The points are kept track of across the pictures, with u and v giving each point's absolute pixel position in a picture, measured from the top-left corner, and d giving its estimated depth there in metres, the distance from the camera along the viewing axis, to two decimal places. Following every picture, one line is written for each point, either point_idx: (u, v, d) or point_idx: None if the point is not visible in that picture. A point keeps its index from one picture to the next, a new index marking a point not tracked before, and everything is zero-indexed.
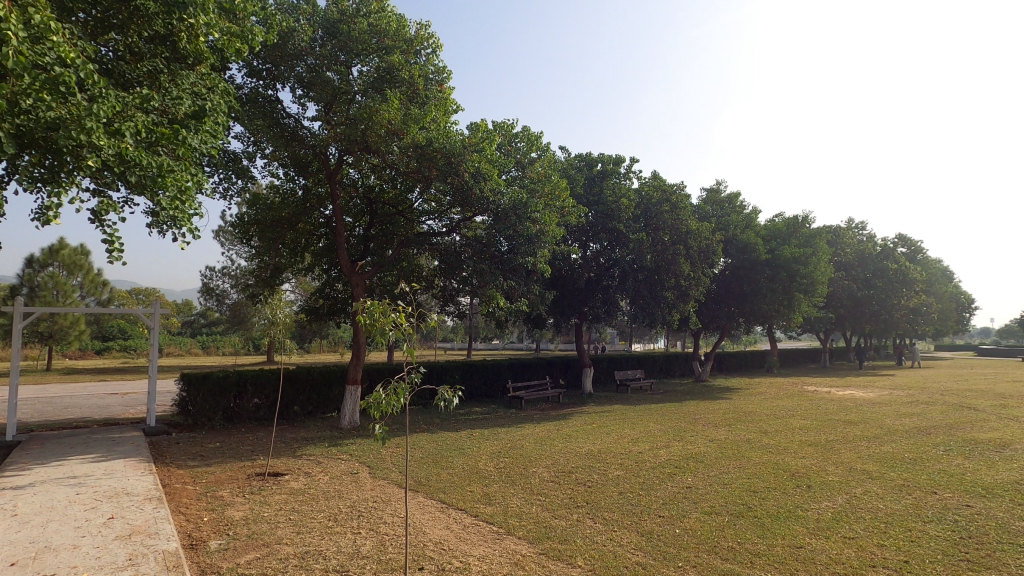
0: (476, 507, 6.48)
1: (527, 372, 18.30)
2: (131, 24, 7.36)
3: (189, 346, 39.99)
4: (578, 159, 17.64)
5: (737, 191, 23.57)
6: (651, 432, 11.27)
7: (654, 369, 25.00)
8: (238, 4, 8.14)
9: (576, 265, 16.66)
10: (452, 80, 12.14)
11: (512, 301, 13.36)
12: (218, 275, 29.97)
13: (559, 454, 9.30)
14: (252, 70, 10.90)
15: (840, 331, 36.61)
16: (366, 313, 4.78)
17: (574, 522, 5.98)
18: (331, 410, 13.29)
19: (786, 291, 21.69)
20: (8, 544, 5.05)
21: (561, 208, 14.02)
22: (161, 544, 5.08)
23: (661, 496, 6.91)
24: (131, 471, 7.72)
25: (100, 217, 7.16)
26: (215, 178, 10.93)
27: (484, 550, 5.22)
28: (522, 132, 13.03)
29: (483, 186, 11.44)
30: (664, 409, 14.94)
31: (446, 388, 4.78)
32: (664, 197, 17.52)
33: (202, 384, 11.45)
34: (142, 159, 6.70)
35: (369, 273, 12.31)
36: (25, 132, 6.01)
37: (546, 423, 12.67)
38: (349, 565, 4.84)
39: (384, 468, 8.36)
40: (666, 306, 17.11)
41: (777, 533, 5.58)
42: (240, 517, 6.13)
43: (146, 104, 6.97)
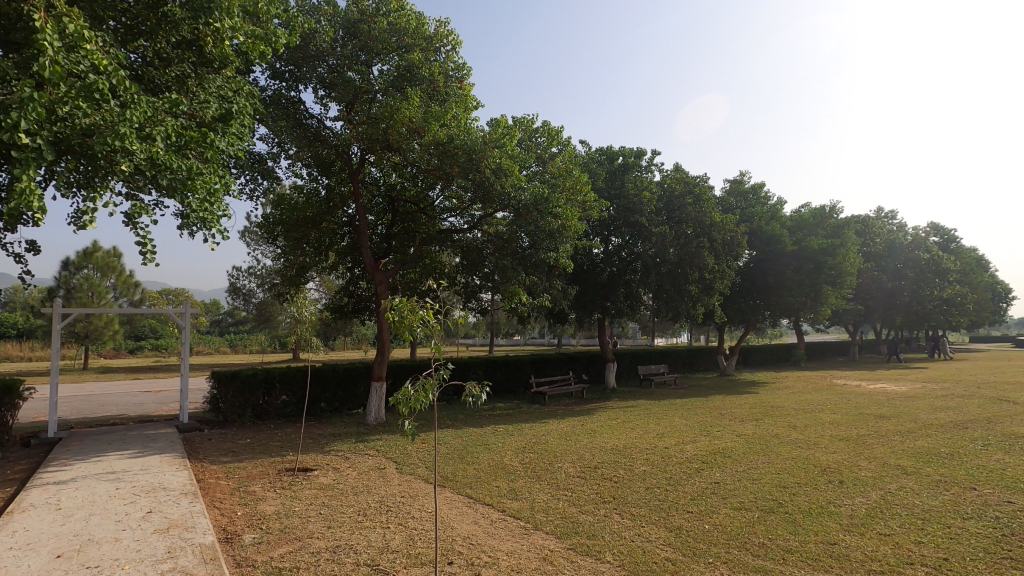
0: (503, 503, 6.50)
1: (550, 368, 18.28)
2: (159, 31, 7.58)
3: (217, 345, 40.95)
4: (599, 153, 17.57)
5: (761, 182, 23.22)
6: (676, 428, 11.15)
7: (678, 363, 24.73)
8: (261, 8, 8.25)
9: (598, 259, 16.57)
10: (472, 77, 12.14)
11: (535, 297, 13.34)
12: (244, 275, 30.49)
13: (584, 449, 9.29)
14: (275, 72, 11.05)
15: (870, 324, 35.73)
16: (395, 309, 4.83)
17: (601, 518, 5.97)
18: (357, 407, 13.47)
19: (813, 283, 21.20)
20: (54, 537, 5.24)
21: (583, 203, 13.95)
22: (197, 538, 5.21)
23: (689, 491, 6.84)
24: (166, 467, 7.94)
25: (133, 220, 7.33)
26: (241, 180, 11.12)
27: (511, 545, 5.24)
28: (542, 127, 12.90)
29: (504, 181, 11.39)
30: (689, 404, 14.79)
31: (474, 384, 4.76)
32: (688, 189, 17.31)
33: (232, 381, 11.71)
34: (172, 162, 6.86)
35: (393, 271, 12.43)
36: (62, 139, 6.17)
37: (570, 418, 12.65)
38: (380, 559, 4.91)
39: (411, 464, 8.44)
40: (691, 299, 16.92)
41: (810, 530, 5.49)
42: (273, 512, 6.26)
43: (175, 108, 7.12)
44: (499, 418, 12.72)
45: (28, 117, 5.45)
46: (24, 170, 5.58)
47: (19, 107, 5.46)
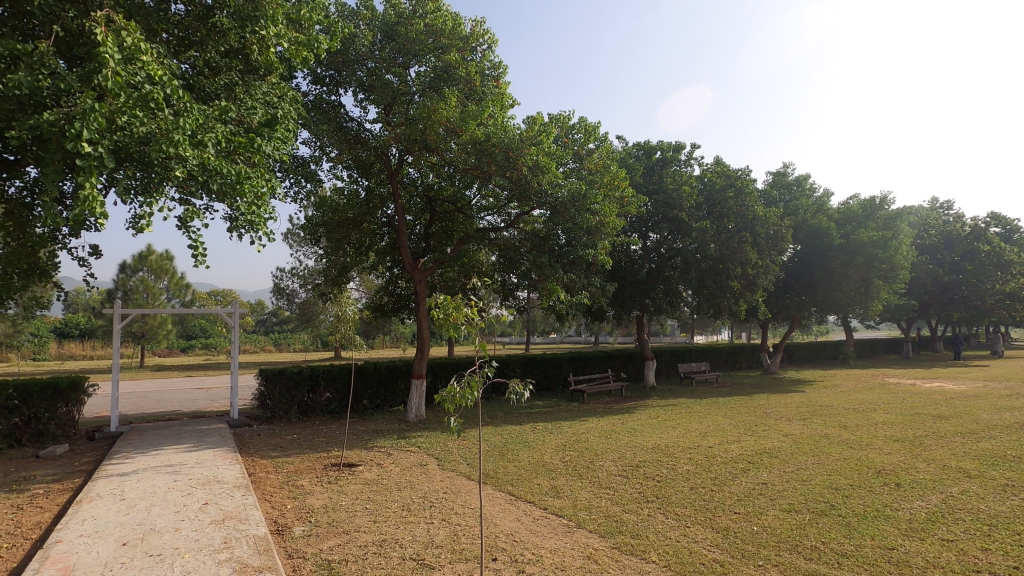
0: (545, 500, 6.50)
1: (589, 365, 18.16)
2: (209, 41, 7.93)
3: (263, 344, 42.35)
4: (636, 148, 17.38)
5: (806, 174, 22.51)
6: (720, 427, 10.90)
7: (720, 360, 24.18)
8: (304, 14, 8.45)
9: (636, 256, 16.50)
10: (509, 75, 12.14)
11: (573, 294, 13.24)
12: (287, 276, 31.35)
13: (626, 447, 9.20)
14: (316, 77, 11.33)
15: (924, 321, 34.11)
16: (439, 306, 4.87)
17: (645, 517, 5.89)
18: (399, 404, 13.70)
19: (863, 277, 20.30)
20: (120, 525, 5.52)
21: (620, 199, 13.81)
22: (251, 530, 5.39)
23: (736, 492, 6.69)
24: (220, 461, 8.26)
25: (185, 224, 7.61)
26: (286, 183, 11.42)
27: (555, 542, 5.24)
28: (579, 122, 12.77)
29: (542, 179, 11.33)
30: (733, 403, 14.45)
31: (517, 381, 4.73)
32: (729, 182, 16.86)
33: (278, 379, 12.10)
34: (222, 167, 7.12)
35: (432, 269, 12.59)
36: (122, 147, 6.48)
37: (609, 416, 12.56)
38: (425, 554, 4.97)
39: (453, 460, 8.54)
40: (732, 295, 16.54)
41: (865, 534, 5.28)
42: (320, 506, 6.43)
43: (224, 115, 7.38)
44: (538, 415, 12.72)
45: (91, 127, 5.75)
46: (87, 177, 5.88)
47: (83, 118, 5.77)
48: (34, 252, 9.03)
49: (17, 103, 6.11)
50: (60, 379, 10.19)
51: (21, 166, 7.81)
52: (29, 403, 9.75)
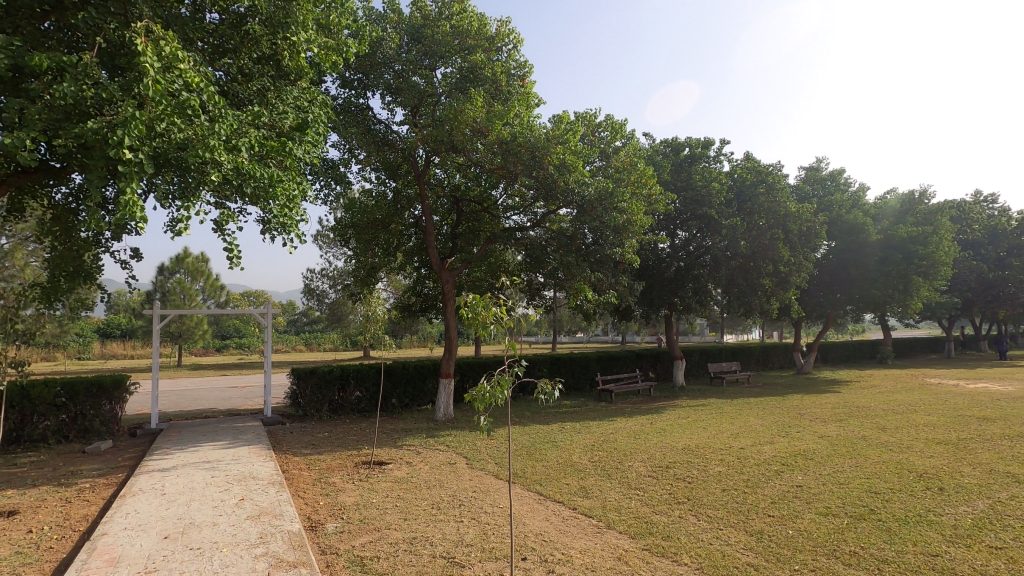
0: (574, 500, 6.47)
1: (616, 365, 18.01)
2: (242, 48, 8.15)
3: (295, 344, 43.27)
4: (663, 145, 17.18)
5: (841, 168, 21.93)
6: (752, 428, 10.69)
7: (751, 360, 23.70)
8: (333, 20, 8.58)
9: (664, 255, 16.31)
10: (535, 74, 12.12)
11: (600, 293, 13.14)
12: (317, 277, 31.92)
13: (656, 448, 9.10)
14: (344, 81, 11.53)
15: (968, 318, 32.81)
16: (468, 306, 4.87)
17: (677, 519, 5.82)
18: (427, 403, 13.82)
19: (901, 274, 19.60)
20: (161, 519, 5.71)
21: (648, 196, 13.65)
22: (286, 525, 5.51)
23: (769, 494, 6.55)
24: (255, 458, 8.47)
25: (221, 227, 7.83)
26: (316, 185, 11.64)
27: (585, 543, 5.21)
28: (605, 120, 12.68)
29: (569, 177, 11.28)
30: (765, 403, 14.11)
31: (546, 381, 4.72)
32: (760, 178, 16.55)
33: (310, 378, 12.36)
34: (256, 170, 7.29)
35: (460, 269, 12.64)
36: (161, 153, 6.69)
37: (638, 416, 12.41)
38: (455, 552, 5.00)
39: (482, 459, 8.57)
40: (764, 293, 16.19)
41: (907, 539, 5.11)
42: (352, 503, 6.53)
43: (257, 120, 7.57)
44: (566, 415, 12.68)
45: (131, 134, 5.95)
46: (128, 183, 6.09)
47: (125, 126, 5.98)
48: (80, 255, 9.47)
49: (63, 112, 6.37)
50: (104, 377, 10.55)
51: (67, 173, 8.15)
52: (76, 400, 10.15)
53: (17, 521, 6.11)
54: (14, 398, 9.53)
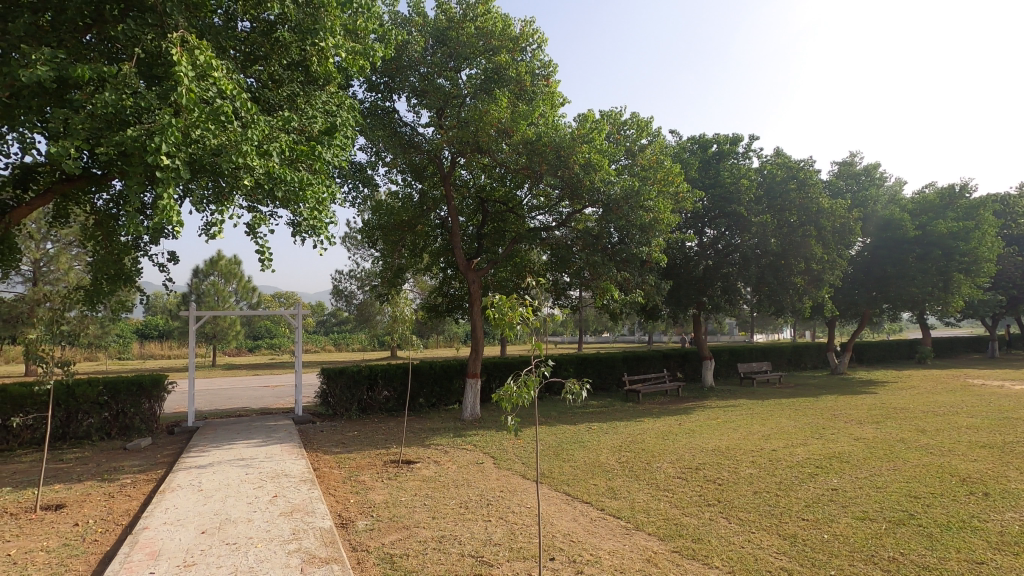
0: (603, 501, 6.42)
1: (644, 365, 17.82)
2: (273, 55, 8.34)
3: (324, 344, 44.06)
4: (691, 142, 16.96)
5: (876, 163, 21.32)
6: (785, 429, 10.46)
7: (782, 361, 23.17)
8: (360, 24, 8.68)
9: (692, 253, 16.08)
10: (559, 74, 12.10)
11: (627, 293, 13.01)
12: (346, 278, 32.36)
13: (685, 449, 8.97)
14: (371, 85, 11.68)
15: (1014, 317, 31.46)
16: (494, 306, 4.88)
17: (707, 521, 5.73)
18: (454, 402, 13.91)
19: (941, 271, 18.88)
20: (199, 514, 5.89)
21: (675, 194, 13.47)
22: (318, 522, 5.62)
23: (803, 497, 6.40)
24: (287, 456, 8.66)
25: (253, 230, 8.01)
26: (345, 188, 11.84)
27: (614, 544, 5.17)
28: (631, 118, 12.55)
29: (594, 176, 11.22)
30: (798, 404, 13.77)
31: (574, 381, 4.68)
32: (791, 174, 16.18)
33: (340, 377, 12.57)
34: (287, 174, 7.44)
35: (485, 269, 12.69)
36: (197, 159, 6.89)
37: (666, 417, 12.24)
38: (483, 551, 5.03)
39: (509, 459, 8.59)
40: (796, 292, 15.84)
41: (950, 546, 4.93)
42: (382, 501, 6.62)
43: (288, 125, 7.72)
44: (592, 415, 12.60)
45: (168, 141, 6.15)
46: (166, 188, 6.28)
47: (162, 134, 6.17)
48: (121, 259, 9.81)
49: (105, 121, 6.61)
50: (143, 376, 10.92)
51: (108, 180, 8.45)
52: (117, 399, 10.52)
53: (64, 513, 6.37)
54: (60, 396, 9.94)
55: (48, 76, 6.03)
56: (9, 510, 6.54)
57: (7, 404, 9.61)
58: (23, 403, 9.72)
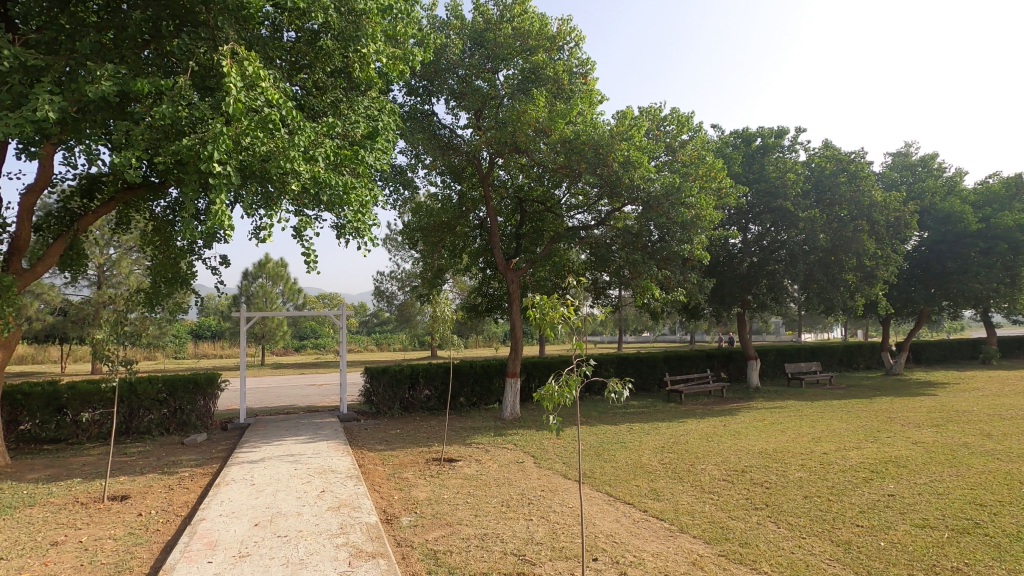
0: (645, 503, 6.34)
1: (686, 365, 17.47)
2: (317, 63, 8.61)
3: (366, 344, 45.09)
4: (734, 136, 16.53)
5: (934, 153, 20.28)
6: (836, 432, 10.07)
7: (833, 361, 22.27)
8: (400, 30, 8.84)
9: (736, 250, 15.65)
10: (597, 71, 12.02)
11: (669, 292, 12.78)
12: (387, 279, 32.96)
13: (730, 451, 8.75)
14: (410, 89, 11.87)
15: None
16: (536, 307, 4.89)
17: (754, 525, 5.59)
18: (494, 402, 13.98)
19: (1007, 266, 17.77)
20: (252, 507, 6.13)
21: (718, 190, 13.18)
22: (364, 517, 5.75)
23: (857, 503, 6.15)
24: (333, 452, 8.91)
25: (300, 233, 8.27)
26: (386, 191, 12.10)
27: (657, 546, 5.10)
28: (671, 114, 12.34)
29: (634, 174, 11.09)
30: (851, 406, 13.22)
31: (616, 380, 4.62)
32: (841, 166, 15.57)
33: (382, 376, 12.86)
34: (331, 178, 7.65)
35: (524, 269, 12.69)
36: (248, 166, 7.17)
37: (710, 418, 11.98)
38: (525, 550, 5.05)
39: (549, 459, 8.58)
40: (846, 289, 15.29)
41: (1021, 558, 4.64)
42: (424, 498, 6.73)
43: (332, 130, 7.95)
44: (634, 416, 12.42)
45: (220, 149, 6.42)
46: (218, 195, 6.56)
47: (214, 142, 6.45)
48: (177, 263, 10.32)
49: (162, 132, 6.96)
50: (199, 374, 11.46)
51: (165, 187, 8.88)
52: (175, 396, 11.05)
53: (129, 504, 6.73)
54: (124, 393, 10.51)
55: (111, 90, 6.39)
56: (80, 499, 6.97)
57: (77, 401, 10.23)
58: (91, 399, 10.33)
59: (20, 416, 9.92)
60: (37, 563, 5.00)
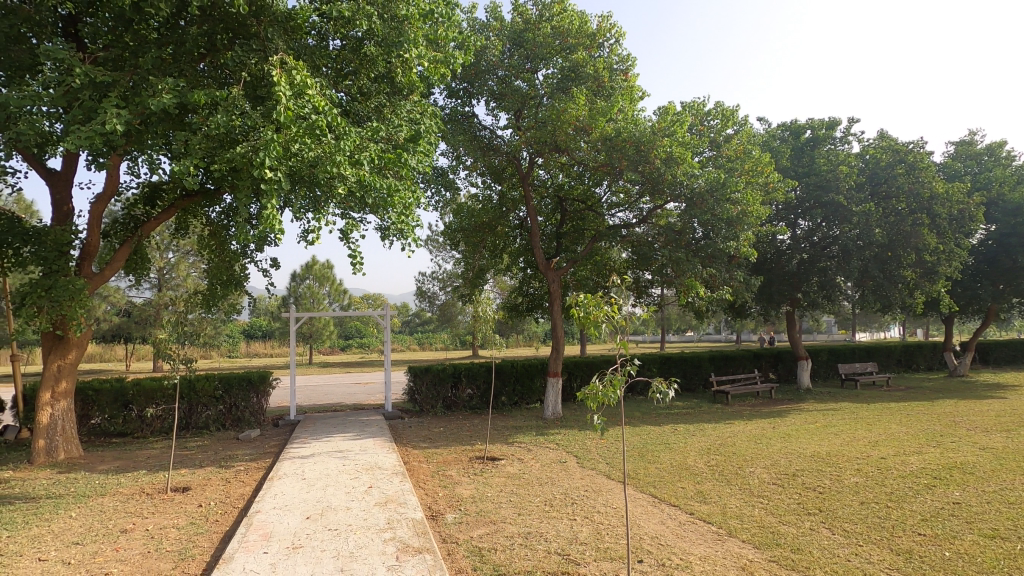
0: (691, 505, 6.22)
1: (732, 365, 17.02)
2: (361, 70, 8.84)
3: (409, 344, 45.88)
4: (782, 129, 16.00)
5: (1002, 140, 19.03)
6: (895, 435, 9.62)
7: (890, 361, 21.24)
8: (441, 33, 8.96)
9: (784, 247, 15.13)
10: (638, 67, 11.86)
11: (714, 290, 12.49)
12: (429, 280, 33.49)
13: (780, 454, 8.49)
14: (451, 92, 12.01)
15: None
16: (579, 305, 4.86)
17: (807, 531, 5.40)
18: (535, 402, 13.98)
19: None
20: (303, 501, 6.35)
21: (765, 184, 12.78)
22: (410, 513, 5.87)
23: (919, 510, 5.85)
24: (379, 449, 9.12)
25: (346, 236, 8.50)
26: (428, 193, 12.30)
27: (705, 550, 5.00)
28: (715, 108, 12.05)
29: (676, 170, 10.89)
30: (911, 409, 12.56)
31: (661, 380, 4.54)
32: (897, 157, 14.85)
33: (426, 375, 13.07)
34: (376, 182, 7.83)
35: (565, 269, 12.63)
36: (297, 171, 7.42)
37: (758, 420, 11.63)
38: (569, 549, 5.04)
39: (592, 459, 8.52)
40: (904, 286, 14.57)
41: None
42: (468, 496, 6.80)
43: (376, 135, 8.15)
44: (678, 417, 12.19)
45: (271, 156, 6.68)
46: (270, 200, 6.82)
47: (265, 149, 6.71)
48: (231, 266, 10.78)
49: (217, 140, 7.30)
50: (252, 373, 11.93)
51: (220, 194, 9.28)
52: (230, 393, 11.54)
53: (190, 495, 7.09)
54: (183, 389, 11.06)
55: (171, 102, 6.74)
56: (146, 490, 7.38)
57: (141, 397, 10.84)
58: (154, 395, 10.93)
59: (90, 411, 10.60)
60: (110, 548, 5.34)
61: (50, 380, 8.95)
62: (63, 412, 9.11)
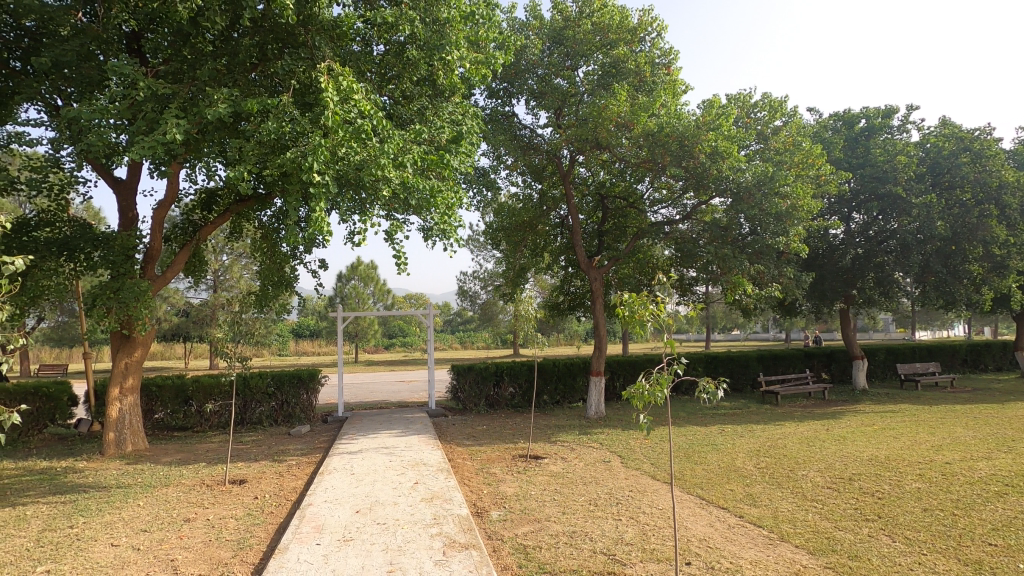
0: (741, 508, 6.07)
1: (783, 364, 16.45)
2: (404, 73, 9.00)
3: (451, 343, 46.40)
4: (834, 119, 15.36)
5: None
6: (961, 439, 9.09)
7: (954, 361, 20.06)
8: (482, 34, 9.02)
9: (838, 242, 14.51)
10: (681, 60, 11.63)
11: (762, 287, 12.12)
12: (470, 279, 33.81)
13: (835, 457, 8.15)
14: (491, 92, 12.09)
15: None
16: (624, 304, 4.80)
17: (866, 538, 5.18)
18: (578, 401, 13.91)
19: None
20: (352, 495, 6.54)
21: (817, 177, 12.30)
22: (455, 509, 5.96)
23: (988, 519, 5.53)
24: (424, 446, 9.29)
25: (390, 236, 8.66)
26: (470, 193, 12.42)
27: (756, 554, 4.87)
28: (762, 99, 11.70)
29: (722, 165, 10.64)
30: (979, 411, 11.83)
31: (709, 380, 4.43)
32: (962, 145, 14.02)
33: (468, 374, 13.21)
34: (419, 183, 7.94)
35: (607, 267, 12.51)
36: (343, 174, 7.60)
37: (810, 421, 11.21)
38: (615, 549, 5.00)
39: (636, 459, 8.41)
40: (970, 282, 13.74)
41: None
42: (512, 493, 6.84)
43: (419, 137, 8.27)
44: (725, 417, 11.90)
45: (319, 160, 6.88)
46: (318, 204, 7.03)
47: (314, 154, 6.92)
48: (281, 267, 11.19)
49: (269, 147, 7.58)
50: (302, 370, 12.34)
51: (270, 199, 9.61)
52: (282, 390, 11.97)
53: (246, 488, 7.41)
54: (238, 386, 11.55)
55: (226, 111, 7.05)
56: (205, 481, 7.75)
57: (200, 393, 11.38)
58: (212, 392, 11.45)
59: (154, 406, 11.19)
60: (174, 536, 5.65)
61: (118, 377, 9.49)
62: (130, 407, 9.64)
